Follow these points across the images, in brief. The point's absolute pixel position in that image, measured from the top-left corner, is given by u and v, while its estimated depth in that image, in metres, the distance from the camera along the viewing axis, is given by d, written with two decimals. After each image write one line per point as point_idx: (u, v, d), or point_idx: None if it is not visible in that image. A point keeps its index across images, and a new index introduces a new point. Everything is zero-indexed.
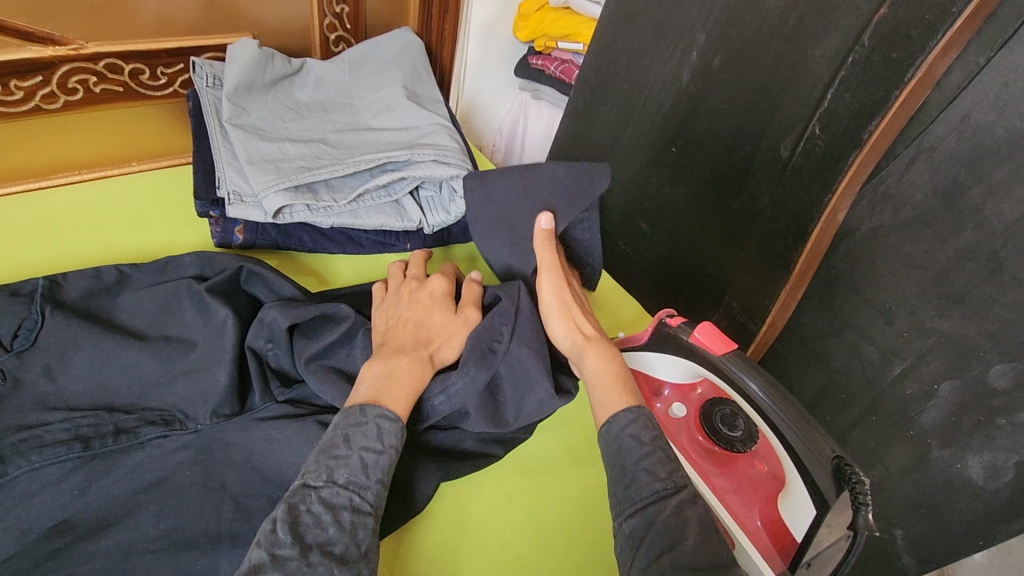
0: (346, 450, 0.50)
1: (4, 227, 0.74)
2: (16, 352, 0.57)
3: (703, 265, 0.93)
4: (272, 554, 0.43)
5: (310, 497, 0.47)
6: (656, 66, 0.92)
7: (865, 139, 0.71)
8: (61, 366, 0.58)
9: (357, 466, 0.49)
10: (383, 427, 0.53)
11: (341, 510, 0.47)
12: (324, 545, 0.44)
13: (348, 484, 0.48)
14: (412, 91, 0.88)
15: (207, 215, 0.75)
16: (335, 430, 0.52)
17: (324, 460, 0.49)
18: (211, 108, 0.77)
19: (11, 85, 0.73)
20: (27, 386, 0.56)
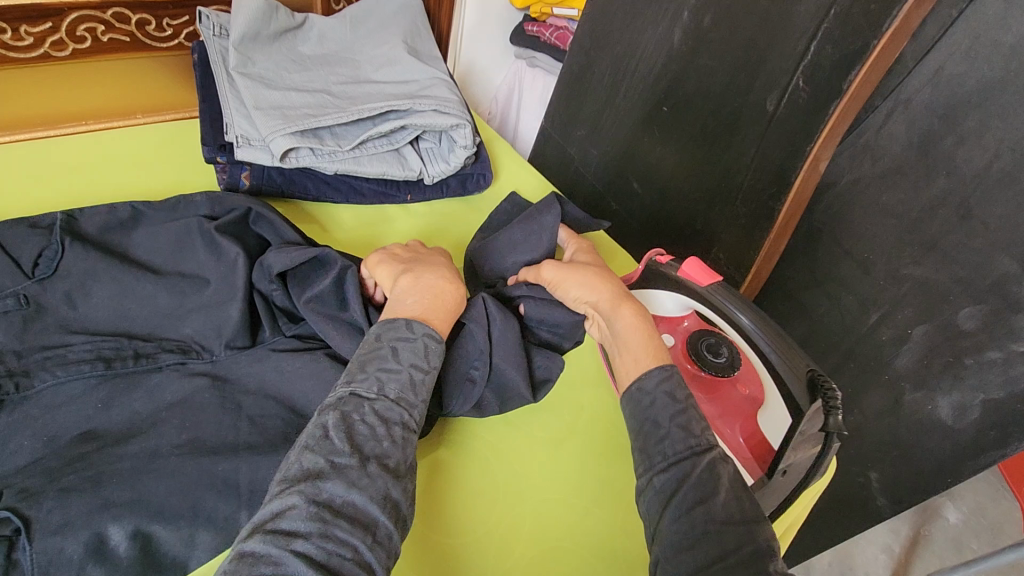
0: (397, 366, 0.55)
1: (14, 172, 0.76)
2: (38, 279, 0.60)
3: (691, 220, 0.97)
4: (330, 460, 0.47)
5: (364, 408, 0.51)
6: (649, 26, 0.95)
7: (845, 88, 0.74)
8: (81, 293, 0.61)
9: (406, 383, 0.54)
10: (428, 347, 0.57)
11: (393, 423, 0.52)
12: (380, 457, 0.49)
13: (399, 399, 0.53)
14: (413, 47, 0.91)
15: (214, 161, 0.76)
16: (381, 343, 0.56)
17: (375, 374, 0.54)
18: (218, 57, 0.80)
19: (21, 30, 0.74)
20: (52, 311, 0.59)
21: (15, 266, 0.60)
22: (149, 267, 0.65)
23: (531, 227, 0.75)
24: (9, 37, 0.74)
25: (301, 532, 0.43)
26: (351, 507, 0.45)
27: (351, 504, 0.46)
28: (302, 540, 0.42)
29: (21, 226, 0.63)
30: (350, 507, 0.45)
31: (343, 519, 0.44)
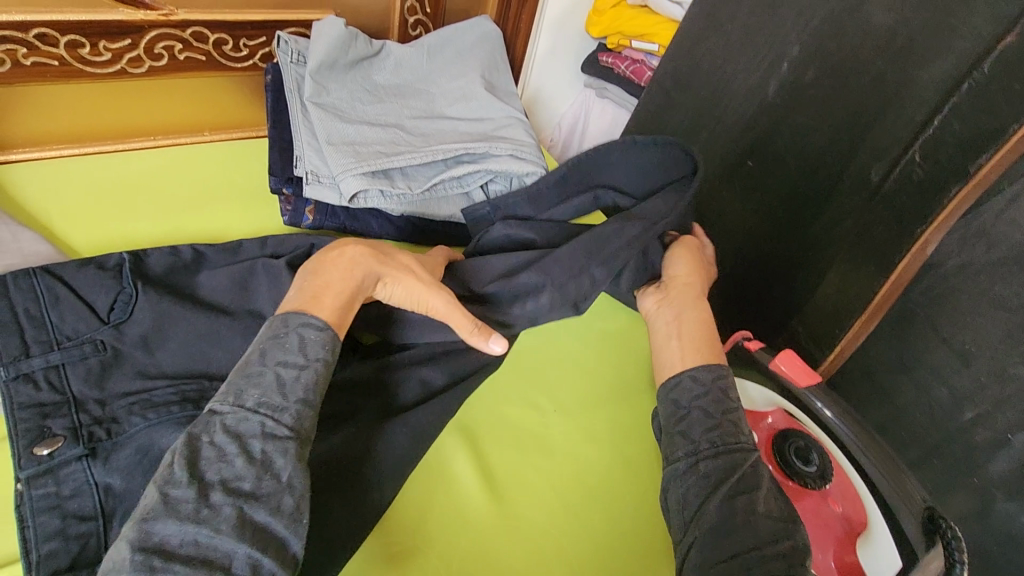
0: (259, 370, 0.49)
1: (88, 187, 0.75)
2: (113, 324, 0.58)
3: (768, 284, 0.91)
4: (165, 495, 0.42)
5: (214, 427, 0.46)
6: (742, 74, 0.89)
7: (972, 171, 0.67)
8: (155, 339, 0.59)
9: (269, 389, 0.48)
10: (304, 341, 0.51)
11: (249, 438, 0.46)
12: (228, 481, 0.44)
13: (259, 407, 0.47)
14: (490, 82, 0.87)
15: (279, 192, 0.74)
16: (253, 349, 0.51)
17: (236, 383, 0.49)
18: (293, 84, 0.77)
19: (100, 46, 0.73)
20: (121, 358, 0.57)
21: (92, 312, 0.59)
22: (213, 309, 0.63)
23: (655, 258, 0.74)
24: (87, 52, 0.72)
25: None
26: (194, 544, 0.41)
27: (190, 541, 0.41)
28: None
29: (88, 268, 0.61)
30: (191, 546, 0.41)
31: (179, 562, 0.40)
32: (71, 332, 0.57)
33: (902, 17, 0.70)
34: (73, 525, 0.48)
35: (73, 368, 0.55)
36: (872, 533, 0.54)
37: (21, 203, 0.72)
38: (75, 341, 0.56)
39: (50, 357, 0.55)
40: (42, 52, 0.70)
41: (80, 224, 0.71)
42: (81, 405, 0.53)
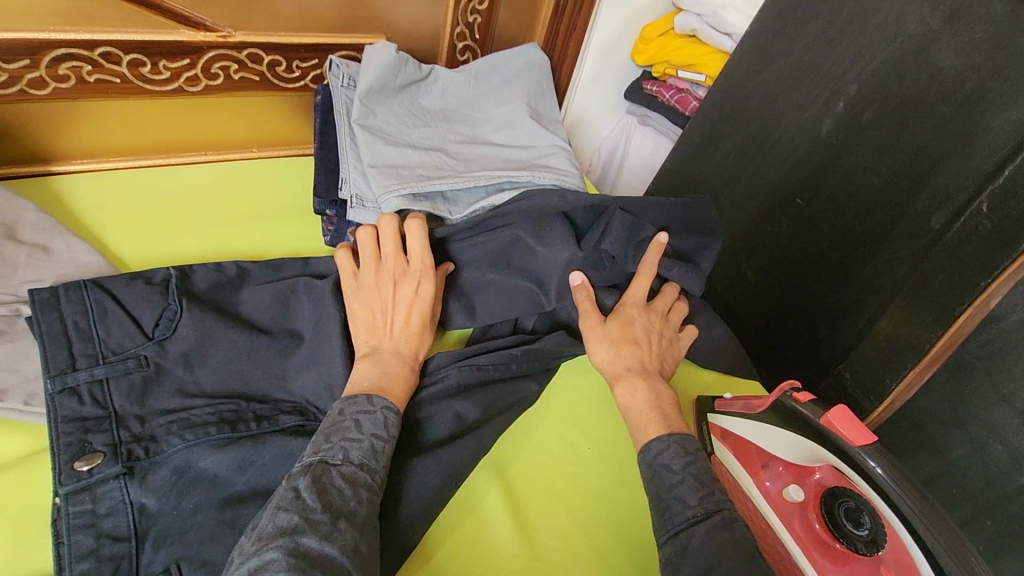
0: (358, 434, 0.53)
1: (139, 199, 0.77)
2: (157, 340, 0.59)
3: (812, 326, 0.88)
4: (302, 519, 0.46)
5: (328, 474, 0.50)
6: (794, 110, 0.87)
7: None
8: (195, 357, 0.59)
9: (368, 449, 0.52)
10: (390, 419, 0.55)
11: (360, 488, 0.50)
12: (348, 515, 0.48)
13: (360, 464, 0.51)
14: (535, 109, 0.87)
15: (322, 212, 0.75)
16: (342, 413, 0.54)
17: (335, 440, 0.52)
18: (342, 107, 0.78)
19: (160, 65, 0.75)
20: (163, 375, 0.58)
21: (137, 326, 0.59)
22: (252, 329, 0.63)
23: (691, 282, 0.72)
24: (147, 71, 0.74)
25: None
26: (327, 559, 0.44)
27: (327, 556, 0.44)
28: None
29: (137, 282, 0.62)
30: (325, 561, 0.44)
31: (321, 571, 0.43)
32: (117, 346, 0.58)
33: (972, 62, 0.67)
34: (106, 546, 0.48)
35: (116, 383, 0.56)
36: None
37: (75, 213, 0.73)
38: (120, 356, 0.57)
39: (95, 371, 0.55)
40: (106, 69, 0.72)
41: (130, 235, 0.73)
42: (121, 421, 0.54)
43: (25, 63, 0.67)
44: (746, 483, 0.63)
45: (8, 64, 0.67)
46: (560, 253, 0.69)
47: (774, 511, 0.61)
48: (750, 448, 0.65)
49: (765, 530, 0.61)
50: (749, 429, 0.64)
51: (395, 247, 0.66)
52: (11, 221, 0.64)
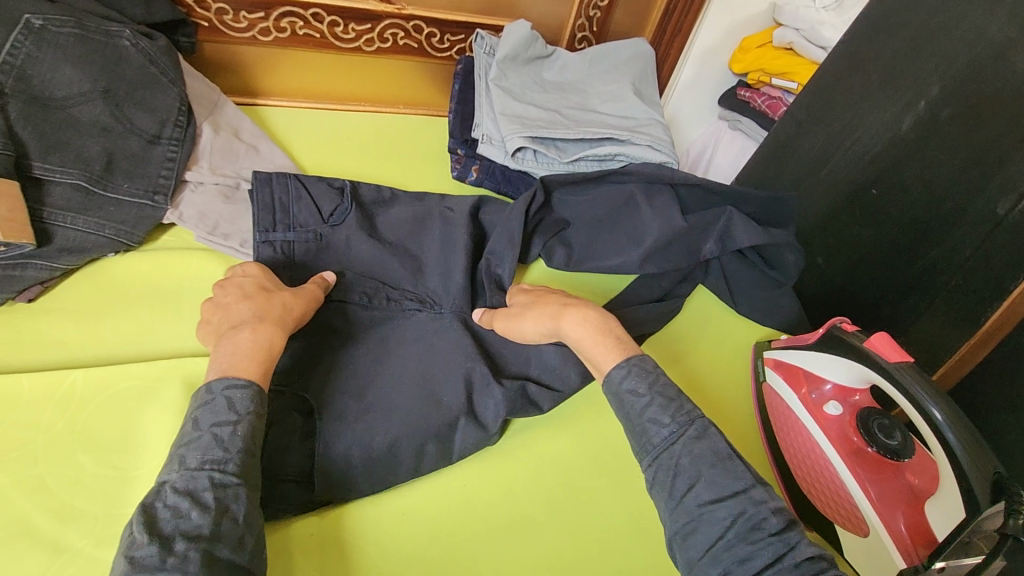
0: (196, 434, 0.51)
1: (317, 130, 0.99)
2: (330, 224, 0.78)
3: (877, 307, 0.96)
4: (128, 556, 0.43)
5: (164, 493, 0.48)
6: (877, 109, 0.95)
7: None
8: (355, 244, 0.78)
9: (209, 445, 0.51)
10: (232, 400, 0.53)
11: (200, 492, 0.48)
12: (187, 531, 0.46)
13: (203, 464, 0.50)
14: (639, 90, 1.01)
15: (454, 150, 0.93)
16: (186, 419, 0.53)
17: (178, 454, 0.51)
18: (482, 70, 0.96)
19: (349, 26, 0.96)
20: (330, 252, 0.77)
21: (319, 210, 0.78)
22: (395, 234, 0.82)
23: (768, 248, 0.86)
24: (339, 30, 0.96)
25: None
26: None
27: None
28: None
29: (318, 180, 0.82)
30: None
31: None
32: (302, 221, 0.76)
33: None
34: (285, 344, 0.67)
35: (303, 247, 0.75)
36: (942, 497, 0.58)
37: (273, 133, 0.96)
38: (305, 229, 0.76)
39: (287, 234, 0.75)
40: (311, 26, 0.94)
41: (309, 153, 0.94)
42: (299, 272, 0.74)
43: (261, 15, 0.91)
44: (791, 398, 0.71)
45: (249, 14, 0.90)
46: (657, 215, 0.85)
47: (813, 421, 0.69)
48: (798, 370, 0.73)
49: (803, 439, 0.69)
50: (800, 354, 0.73)
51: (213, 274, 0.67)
52: (236, 125, 0.86)
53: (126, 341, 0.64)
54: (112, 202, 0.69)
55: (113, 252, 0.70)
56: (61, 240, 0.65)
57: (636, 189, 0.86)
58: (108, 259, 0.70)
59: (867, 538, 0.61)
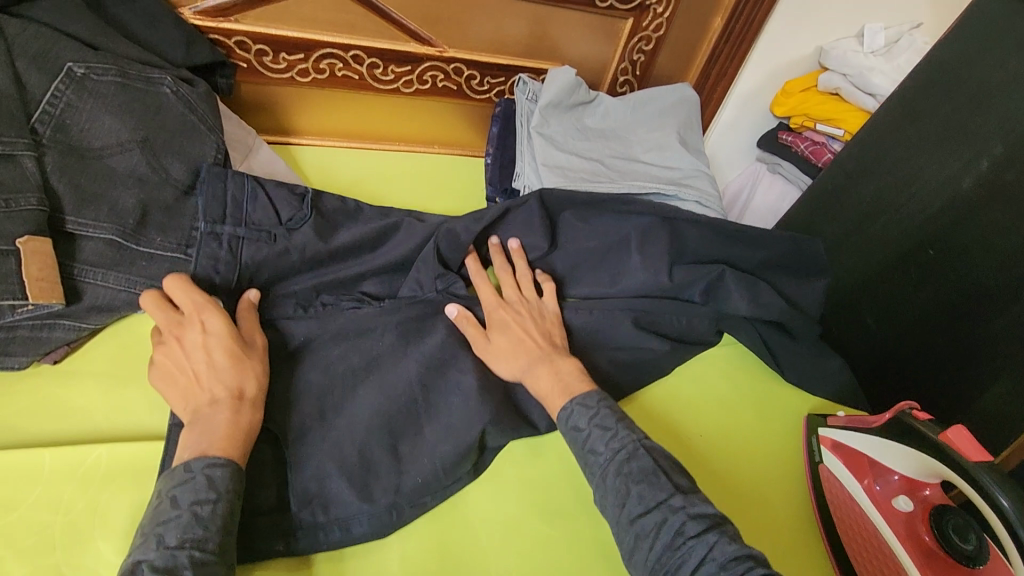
0: (170, 512, 0.50)
1: (353, 173, 0.98)
2: (287, 227, 0.75)
3: (931, 375, 0.91)
4: None
5: (140, 573, 0.45)
6: (935, 166, 0.91)
7: None
8: (313, 249, 0.76)
9: (187, 523, 0.49)
10: (211, 478, 0.52)
11: (181, 570, 0.46)
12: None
13: (182, 542, 0.48)
14: (684, 137, 0.98)
15: (492, 199, 0.91)
16: (158, 496, 0.51)
17: (152, 531, 0.48)
18: (523, 116, 0.93)
19: (388, 68, 0.94)
20: (292, 259, 0.75)
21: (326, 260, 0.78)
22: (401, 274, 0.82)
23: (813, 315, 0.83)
24: (378, 72, 0.94)
25: None
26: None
27: None
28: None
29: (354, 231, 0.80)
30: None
31: None
32: (257, 220, 0.73)
33: None
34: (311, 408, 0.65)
35: (267, 254, 0.73)
36: None
37: (308, 176, 0.95)
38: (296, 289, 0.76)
39: (238, 230, 0.72)
40: (350, 68, 0.92)
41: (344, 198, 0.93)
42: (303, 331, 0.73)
43: (300, 56, 0.89)
44: (853, 487, 0.67)
45: (289, 56, 0.89)
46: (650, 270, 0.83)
47: (879, 515, 0.64)
48: (860, 456, 0.69)
49: (867, 534, 0.64)
50: (862, 439, 0.69)
51: (165, 312, 0.62)
52: (271, 170, 0.85)
53: (154, 407, 0.61)
54: (144, 256, 0.67)
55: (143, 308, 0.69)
56: (91, 297, 0.64)
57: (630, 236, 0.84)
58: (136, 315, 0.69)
59: None
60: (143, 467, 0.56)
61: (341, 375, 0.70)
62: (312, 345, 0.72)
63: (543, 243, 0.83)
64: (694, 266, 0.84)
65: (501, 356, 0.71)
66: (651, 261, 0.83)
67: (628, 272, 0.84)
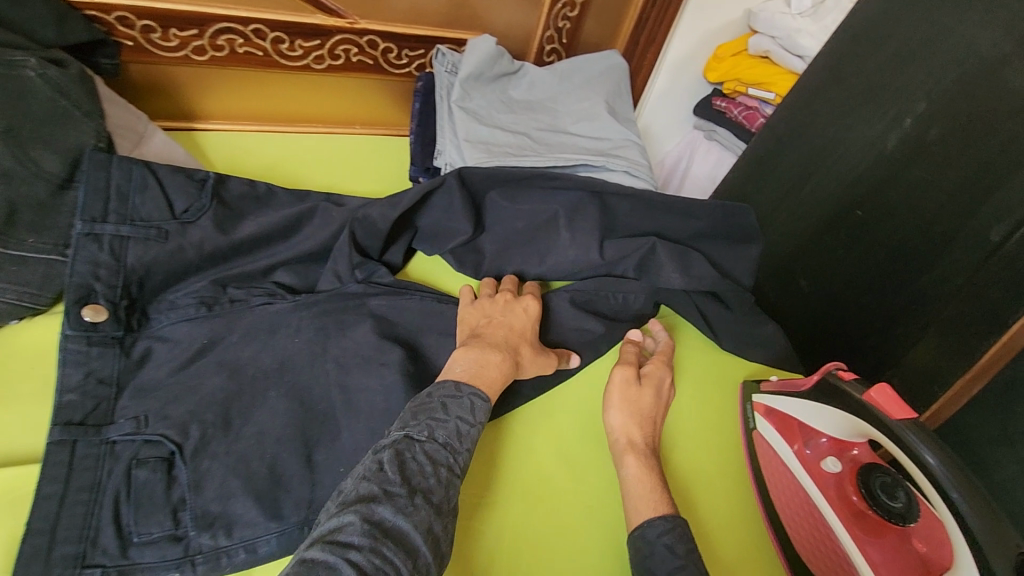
0: (444, 415, 0.56)
1: (265, 158, 0.91)
2: (181, 221, 0.71)
3: (862, 334, 0.92)
4: (384, 489, 0.48)
5: (415, 448, 0.52)
6: (860, 126, 0.90)
7: None
8: (212, 245, 0.72)
9: (453, 432, 0.56)
10: (475, 404, 0.59)
11: (440, 464, 0.53)
12: (426, 492, 0.50)
13: (446, 444, 0.54)
14: (612, 106, 0.96)
15: (416, 179, 0.87)
16: (433, 397, 0.58)
17: (423, 420, 0.55)
18: (443, 90, 0.89)
19: (296, 43, 0.87)
20: (189, 257, 0.71)
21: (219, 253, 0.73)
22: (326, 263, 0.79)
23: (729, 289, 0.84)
24: (285, 48, 0.87)
25: (352, 544, 0.43)
26: (398, 531, 0.46)
27: (400, 529, 0.46)
28: (354, 552, 0.43)
29: (266, 227, 0.76)
30: (398, 532, 0.46)
31: (390, 542, 0.45)
32: (146, 215, 0.69)
33: None
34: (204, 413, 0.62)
35: (158, 252, 0.69)
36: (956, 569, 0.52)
37: (213, 162, 0.88)
38: (191, 281, 0.71)
39: (121, 228, 0.67)
40: (253, 43, 0.85)
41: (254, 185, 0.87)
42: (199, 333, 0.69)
43: (194, 32, 0.81)
44: (784, 450, 0.67)
45: (180, 31, 0.80)
46: (577, 244, 0.82)
47: (809, 477, 0.64)
48: (791, 420, 0.69)
49: (797, 496, 0.64)
50: (792, 403, 0.69)
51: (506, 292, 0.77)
52: (171, 158, 0.79)
53: (34, 429, 0.58)
54: (15, 261, 0.63)
55: (17, 319, 0.65)
56: None
57: (559, 211, 0.82)
58: (11, 326, 0.65)
59: None
60: (19, 496, 0.54)
61: (251, 377, 0.66)
62: (222, 344, 0.68)
63: (466, 228, 0.80)
64: (622, 241, 0.83)
65: (614, 417, 0.68)
66: (581, 239, 0.82)
67: (558, 251, 0.83)
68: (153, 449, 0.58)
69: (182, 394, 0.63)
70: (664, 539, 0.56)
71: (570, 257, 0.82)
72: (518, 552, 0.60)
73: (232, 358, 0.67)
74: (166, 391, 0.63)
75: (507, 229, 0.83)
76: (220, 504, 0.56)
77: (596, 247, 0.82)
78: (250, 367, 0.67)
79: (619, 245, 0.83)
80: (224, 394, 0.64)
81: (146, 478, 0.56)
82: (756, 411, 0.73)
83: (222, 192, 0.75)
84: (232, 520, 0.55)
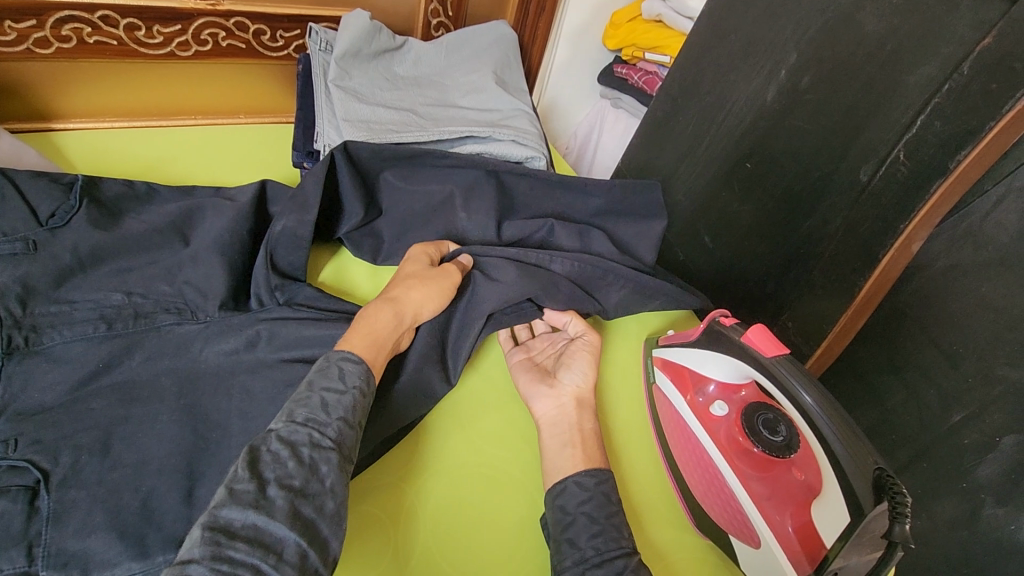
0: (307, 393, 0.54)
1: (137, 153, 0.86)
2: (49, 228, 0.66)
3: (762, 283, 0.95)
4: (229, 489, 0.45)
5: (270, 438, 0.49)
6: (743, 81, 0.92)
7: (923, 204, 0.74)
8: (88, 243, 0.67)
9: (316, 405, 0.52)
10: (344, 369, 0.56)
11: (300, 445, 0.49)
12: (283, 479, 0.47)
13: (307, 421, 0.51)
14: (501, 78, 0.96)
15: (301, 165, 0.83)
16: (301, 381, 0.56)
17: (287, 407, 0.53)
18: (319, 70, 0.85)
19: (154, 29, 0.81)
20: (64, 260, 0.66)
21: (93, 259, 0.68)
22: (242, 256, 0.74)
23: (630, 253, 0.85)
24: (142, 35, 0.81)
25: (193, 558, 0.40)
26: (251, 529, 0.43)
27: (251, 524, 0.44)
28: (194, 565, 0.40)
29: (143, 231, 0.71)
30: (250, 529, 0.43)
31: (241, 541, 0.42)
32: (9, 230, 0.65)
33: (892, 24, 0.72)
34: (76, 436, 0.57)
35: (31, 267, 0.64)
36: (825, 494, 0.54)
37: (73, 161, 0.82)
38: (63, 295, 0.65)
39: None
40: (104, 32, 0.78)
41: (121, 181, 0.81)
42: (70, 345, 0.62)
43: (32, 23, 0.74)
44: (677, 400, 0.69)
45: (17, 23, 0.73)
46: (475, 224, 0.80)
47: (699, 423, 0.66)
48: (684, 370, 0.71)
49: (691, 444, 0.66)
50: (684, 353, 0.70)
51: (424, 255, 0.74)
52: (18, 162, 0.73)
53: None
54: None
55: None
56: None
57: (454, 189, 0.81)
58: None
59: (760, 549, 0.57)
60: None
61: (128, 391, 0.61)
62: (121, 367, 0.63)
63: (358, 210, 0.78)
64: (522, 223, 0.82)
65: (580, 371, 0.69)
66: (477, 215, 0.80)
67: (456, 231, 0.81)
68: (18, 476, 0.53)
69: (47, 416, 0.58)
70: (586, 508, 0.55)
71: (470, 238, 0.80)
72: (431, 523, 0.60)
73: (125, 380, 0.62)
74: (48, 416, 0.57)
75: (402, 211, 0.81)
76: (78, 540, 0.50)
77: (494, 219, 0.80)
78: (146, 389, 0.62)
79: (521, 223, 0.82)
80: (108, 418, 0.59)
81: (4, 509, 0.51)
82: (655, 366, 0.74)
83: (95, 193, 0.72)
84: (90, 558, 0.49)
